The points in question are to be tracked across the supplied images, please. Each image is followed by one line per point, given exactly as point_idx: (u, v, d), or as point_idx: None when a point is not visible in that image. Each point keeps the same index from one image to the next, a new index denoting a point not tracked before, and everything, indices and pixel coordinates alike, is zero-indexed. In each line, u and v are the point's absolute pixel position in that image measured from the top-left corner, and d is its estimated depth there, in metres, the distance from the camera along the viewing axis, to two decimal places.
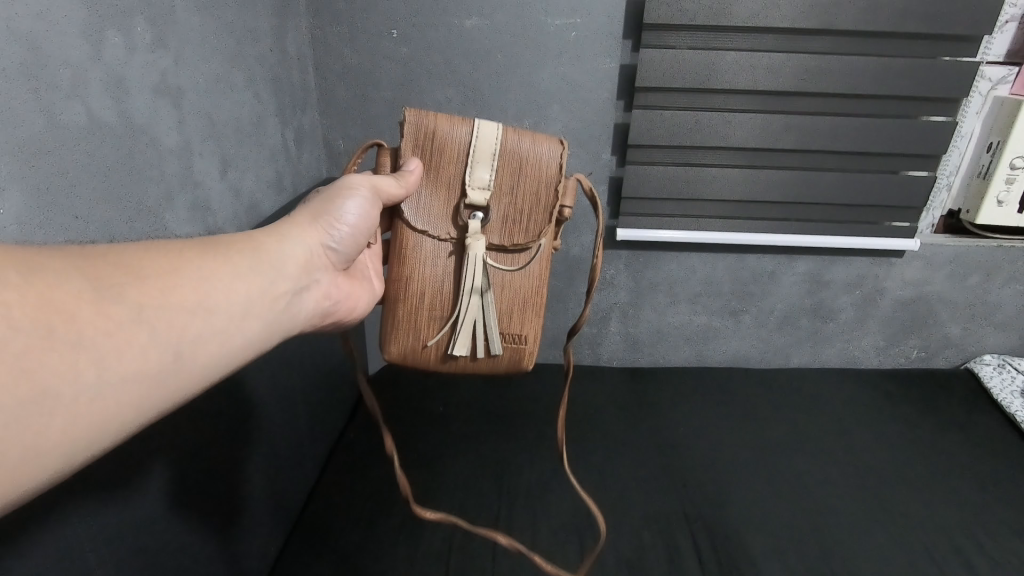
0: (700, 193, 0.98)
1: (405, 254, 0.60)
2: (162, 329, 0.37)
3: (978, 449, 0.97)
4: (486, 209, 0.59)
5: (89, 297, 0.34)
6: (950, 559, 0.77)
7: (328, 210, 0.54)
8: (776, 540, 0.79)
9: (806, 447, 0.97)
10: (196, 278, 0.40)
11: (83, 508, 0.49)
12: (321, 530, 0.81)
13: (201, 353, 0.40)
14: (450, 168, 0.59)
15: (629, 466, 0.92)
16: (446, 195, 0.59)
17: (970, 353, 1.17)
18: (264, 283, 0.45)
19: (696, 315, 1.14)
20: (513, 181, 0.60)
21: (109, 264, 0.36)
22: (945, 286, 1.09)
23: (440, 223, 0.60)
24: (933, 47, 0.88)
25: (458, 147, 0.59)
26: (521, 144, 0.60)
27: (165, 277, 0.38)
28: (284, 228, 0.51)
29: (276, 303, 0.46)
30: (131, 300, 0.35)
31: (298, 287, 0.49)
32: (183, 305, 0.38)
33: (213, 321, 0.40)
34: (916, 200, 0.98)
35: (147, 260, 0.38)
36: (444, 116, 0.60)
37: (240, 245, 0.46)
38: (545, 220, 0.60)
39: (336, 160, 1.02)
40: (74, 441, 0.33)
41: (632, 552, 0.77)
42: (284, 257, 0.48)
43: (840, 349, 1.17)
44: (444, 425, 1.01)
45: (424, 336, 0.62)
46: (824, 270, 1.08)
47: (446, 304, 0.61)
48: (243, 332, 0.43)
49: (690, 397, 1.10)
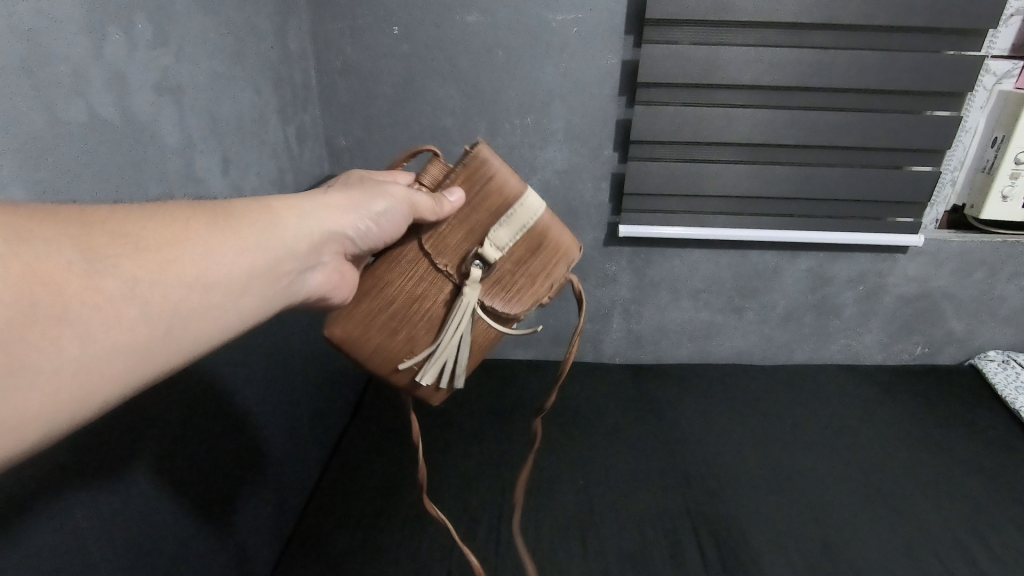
0: (702, 189, 0.98)
1: (400, 262, 0.55)
2: (153, 303, 0.34)
3: (983, 445, 0.96)
4: (490, 266, 0.54)
5: (79, 269, 0.31)
6: (954, 555, 0.77)
7: (366, 198, 0.50)
8: (779, 536, 0.79)
9: (810, 443, 0.97)
10: (198, 250, 0.37)
11: (80, 501, 0.49)
12: (324, 525, 0.81)
13: (195, 329, 0.37)
14: (483, 214, 0.54)
15: (631, 463, 0.92)
16: (469, 233, 0.54)
17: (975, 349, 1.17)
18: (271, 260, 0.42)
19: (698, 312, 1.14)
20: (525, 256, 0.55)
21: (106, 233, 0.33)
22: (949, 282, 1.09)
23: (448, 257, 0.55)
24: (937, 41, 0.87)
25: (506, 199, 0.54)
26: (551, 231, 0.56)
27: (164, 248, 0.35)
28: (313, 201, 0.48)
29: (279, 280, 0.43)
30: (124, 272, 0.33)
31: (305, 264, 0.45)
32: (180, 280, 0.35)
33: (211, 296, 0.37)
34: (919, 195, 0.97)
35: (146, 229, 0.35)
36: (507, 168, 0.55)
37: (252, 214, 0.42)
38: (530, 306, 0.56)
39: (338, 158, 1.02)
40: (55, 414, 0.30)
41: (635, 549, 0.77)
42: (298, 233, 0.45)
43: (843, 345, 1.17)
44: (447, 423, 1.01)
45: (371, 337, 0.56)
46: (827, 266, 1.08)
47: (412, 321, 0.56)
48: (241, 309, 0.40)
49: (693, 394, 1.09)
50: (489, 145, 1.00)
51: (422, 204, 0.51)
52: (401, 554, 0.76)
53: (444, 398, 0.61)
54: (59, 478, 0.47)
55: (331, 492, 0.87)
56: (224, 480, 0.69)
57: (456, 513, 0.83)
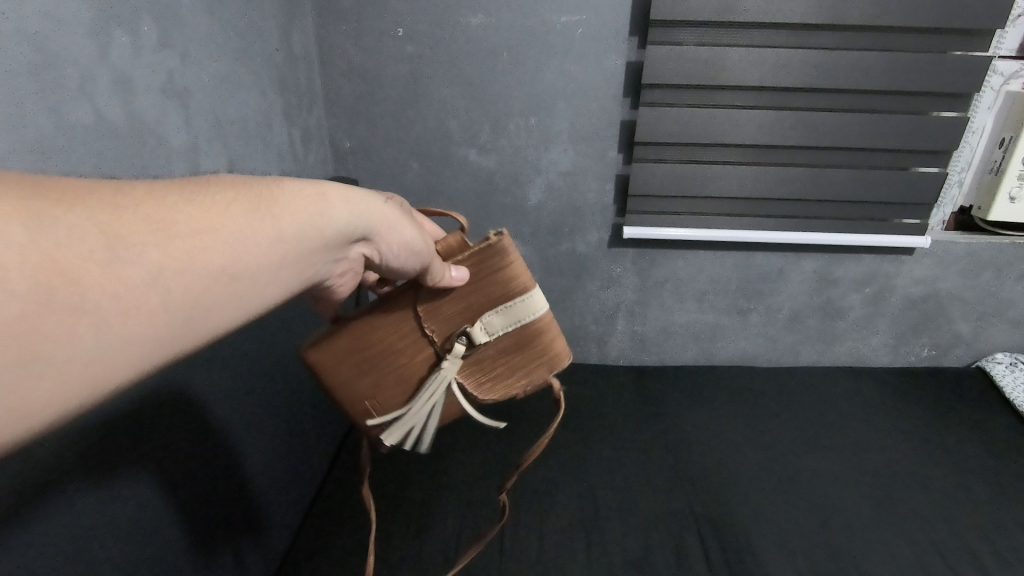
0: (707, 190, 0.98)
1: (392, 314, 0.55)
2: (178, 294, 0.30)
3: (991, 448, 0.95)
4: (473, 349, 0.55)
5: (101, 256, 0.27)
6: (962, 560, 0.76)
7: (410, 225, 0.46)
8: (786, 540, 0.78)
9: (817, 446, 0.96)
10: (229, 236, 0.32)
11: (84, 503, 0.50)
12: (330, 526, 0.82)
13: (216, 320, 0.32)
14: (484, 297, 0.54)
15: (636, 466, 0.92)
16: (465, 310, 0.55)
17: (982, 352, 1.16)
18: (302, 251, 0.37)
19: (703, 313, 1.14)
20: (508, 348, 0.57)
21: (136, 216, 0.29)
22: (956, 284, 1.08)
23: (439, 327, 0.55)
24: (945, 42, 0.86)
25: (510, 292, 0.54)
26: (543, 335, 0.57)
27: (196, 234, 0.31)
28: (359, 198, 0.42)
29: (306, 271, 0.38)
30: (150, 260, 0.29)
31: (332, 257, 0.41)
32: (207, 269, 0.31)
33: (237, 287, 0.33)
34: (926, 195, 0.97)
35: (179, 212, 0.31)
36: (522, 262, 0.55)
37: (293, 200, 0.37)
38: (499, 395, 0.58)
39: (343, 159, 1.03)
40: (64, 407, 0.27)
41: (640, 552, 0.77)
42: (337, 227, 0.40)
43: (849, 348, 1.17)
44: (450, 426, 1.01)
45: (342, 374, 0.57)
46: (833, 268, 1.07)
47: (386, 372, 0.57)
48: (265, 299, 0.35)
49: (698, 396, 1.09)
50: (494, 147, 1.00)
51: (431, 276, 0.50)
52: (405, 553, 0.77)
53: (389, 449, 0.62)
54: (64, 480, 0.47)
55: (337, 497, 0.88)
56: (229, 481, 0.69)
57: (459, 517, 0.83)
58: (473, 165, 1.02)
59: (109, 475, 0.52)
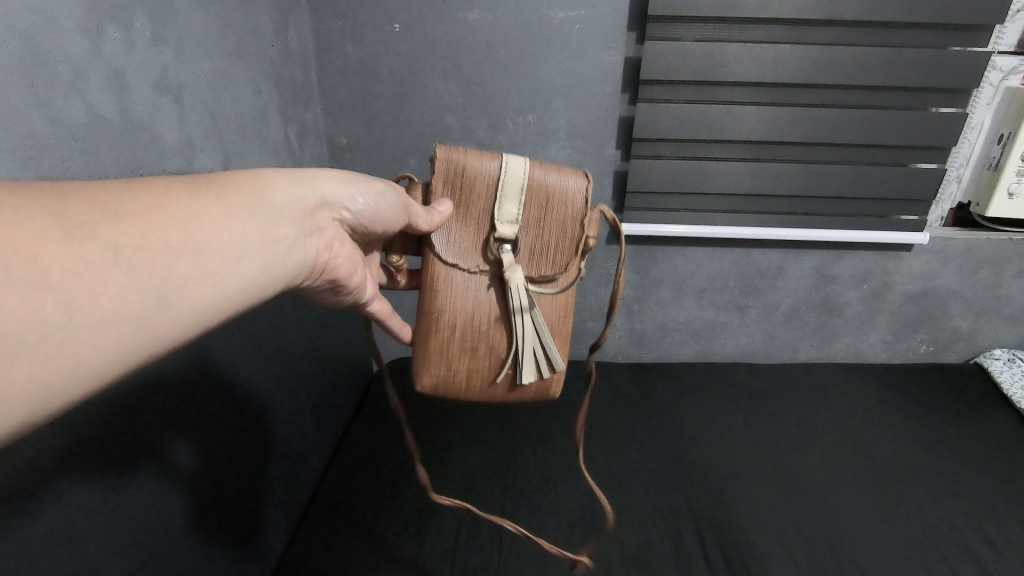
0: (706, 186, 0.97)
1: (436, 284, 0.58)
2: (143, 269, 0.30)
3: (989, 443, 0.96)
4: (515, 242, 0.57)
5: (53, 236, 0.27)
6: (960, 557, 0.76)
7: (364, 179, 0.51)
8: (784, 537, 0.78)
9: (814, 443, 0.96)
10: (184, 216, 0.33)
11: (76, 502, 0.49)
12: (332, 517, 0.82)
13: (192, 298, 0.33)
14: (482, 205, 0.57)
15: (635, 463, 0.92)
16: (477, 228, 0.57)
17: (980, 348, 1.16)
18: (263, 225, 0.39)
19: (702, 310, 1.14)
20: (540, 216, 0.58)
21: (80, 201, 0.29)
22: (953, 281, 1.08)
23: (472, 257, 0.58)
24: (943, 37, 0.86)
25: (490, 180, 0.57)
26: (546, 177, 0.58)
27: (147, 213, 0.32)
28: (307, 171, 0.47)
29: (275, 246, 0.40)
30: (107, 239, 0.29)
31: (301, 229, 0.43)
32: (166, 246, 0.31)
33: (205, 262, 0.33)
34: (924, 192, 0.97)
35: (126, 196, 0.31)
36: (473, 150, 0.58)
37: (238, 184, 0.39)
38: (571, 257, 0.59)
39: (340, 157, 1.02)
40: (44, 389, 0.26)
41: (638, 549, 0.76)
42: (291, 199, 0.43)
43: (847, 344, 1.17)
44: (447, 424, 1.00)
45: (460, 368, 0.60)
46: (831, 264, 1.07)
47: (484, 334, 0.59)
48: (239, 276, 0.36)
49: (697, 393, 1.09)
50: (491, 144, 1.00)
51: (420, 218, 0.53)
52: (407, 547, 0.77)
53: (558, 381, 0.63)
54: (52, 478, 0.46)
55: (333, 494, 0.87)
56: (229, 477, 0.69)
57: (458, 515, 0.82)
58: None
59: (101, 472, 0.51)
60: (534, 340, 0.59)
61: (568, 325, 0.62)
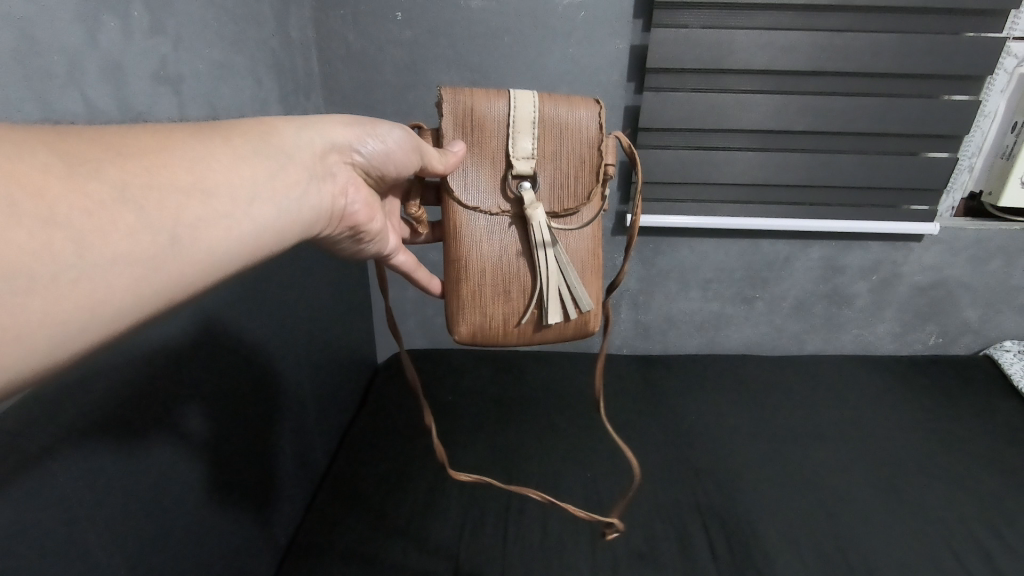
0: (713, 177, 0.96)
1: (458, 230, 0.57)
2: (152, 208, 0.29)
3: (998, 435, 0.95)
4: (534, 179, 0.57)
5: (59, 172, 0.26)
6: (971, 553, 0.75)
7: (371, 122, 0.50)
8: (791, 531, 0.78)
9: (821, 436, 0.95)
10: (190, 157, 0.33)
11: (86, 490, 0.47)
12: (341, 499, 0.82)
13: (208, 239, 0.32)
14: (496, 143, 0.56)
15: (640, 455, 0.91)
16: (493, 169, 0.57)
17: (990, 339, 1.15)
18: (272, 169, 0.38)
19: (708, 301, 1.13)
20: (556, 149, 0.58)
21: (83, 139, 0.29)
22: (963, 272, 1.07)
23: (492, 197, 0.57)
24: (956, 22, 0.84)
25: (500, 119, 0.56)
26: (557, 110, 0.57)
27: (152, 154, 0.31)
28: (311, 117, 0.46)
29: (287, 190, 0.39)
30: (113, 176, 0.28)
31: (312, 174, 0.42)
32: (176, 186, 0.31)
33: (216, 204, 0.33)
34: (935, 181, 0.95)
35: (129, 138, 0.31)
36: (478, 91, 0.57)
37: (243, 128, 0.39)
38: (592, 184, 0.59)
39: None
40: (60, 327, 0.26)
41: (644, 542, 0.76)
42: (298, 144, 0.42)
43: (855, 335, 1.16)
44: (454, 413, 1.00)
45: (495, 314, 0.60)
46: (840, 256, 1.06)
47: (512, 276, 0.59)
48: (253, 219, 0.36)
49: (703, 384, 1.08)
50: None
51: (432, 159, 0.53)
52: (414, 528, 0.76)
53: (595, 316, 0.62)
54: (65, 453, 0.45)
55: (342, 475, 0.86)
56: (239, 457, 0.69)
57: (465, 501, 0.81)
58: None
59: (113, 449, 0.50)
60: (560, 280, 0.58)
61: (596, 261, 0.61)
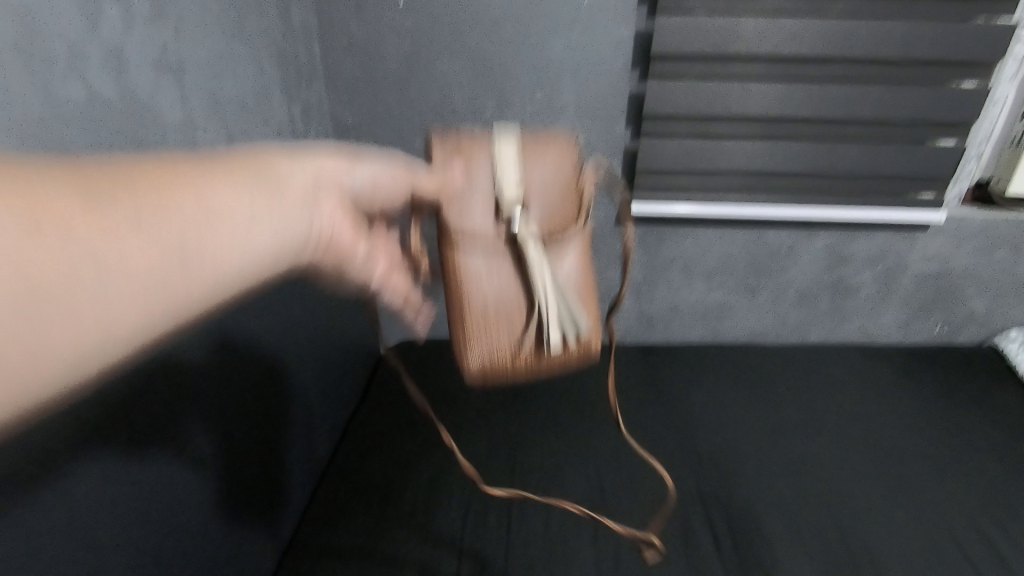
0: (717, 165, 0.95)
1: (458, 271, 0.57)
2: (162, 235, 0.30)
3: (1002, 426, 0.94)
4: (525, 216, 0.56)
5: (74, 198, 0.27)
6: (975, 546, 0.75)
7: (362, 152, 0.49)
8: (793, 522, 0.78)
9: (823, 427, 0.95)
10: (198, 181, 0.33)
11: (82, 491, 0.49)
12: (340, 495, 0.82)
13: (214, 264, 0.33)
14: (486, 185, 0.56)
15: (640, 445, 0.91)
16: (485, 209, 0.56)
17: (997, 329, 1.14)
18: (276, 194, 0.38)
19: (711, 291, 1.12)
20: (543, 185, 0.57)
21: (95, 165, 0.29)
22: (969, 261, 1.06)
23: (488, 236, 0.56)
24: (965, 8, 0.83)
25: (488, 159, 0.56)
26: (539, 146, 0.57)
27: (163, 177, 0.31)
28: (305, 146, 0.45)
29: (290, 216, 0.39)
30: (125, 200, 0.29)
31: (315, 199, 0.42)
32: (186, 210, 0.31)
33: (223, 231, 0.33)
34: (941, 170, 0.94)
35: (141, 163, 0.31)
36: (461, 134, 0.57)
37: (248, 156, 0.39)
38: (579, 214, 0.59)
39: (345, 137, 1.01)
40: (73, 352, 0.27)
41: (644, 532, 0.76)
42: (300, 171, 0.42)
43: (859, 325, 1.15)
44: (455, 405, 1.00)
45: (504, 351, 0.58)
46: (844, 245, 1.06)
47: (516, 310, 0.58)
48: (259, 245, 0.36)
49: (705, 374, 1.08)
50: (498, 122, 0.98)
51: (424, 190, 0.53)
52: (411, 527, 0.76)
53: (599, 343, 0.61)
54: (60, 461, 0.46)
55: (340, 471, 0.86)
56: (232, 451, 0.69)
57: (463, 495, 0.81)
58: None
59: (105, 445, 0.50)
60: (562, 311, 0.57)
61: (591, 287, 0.61)
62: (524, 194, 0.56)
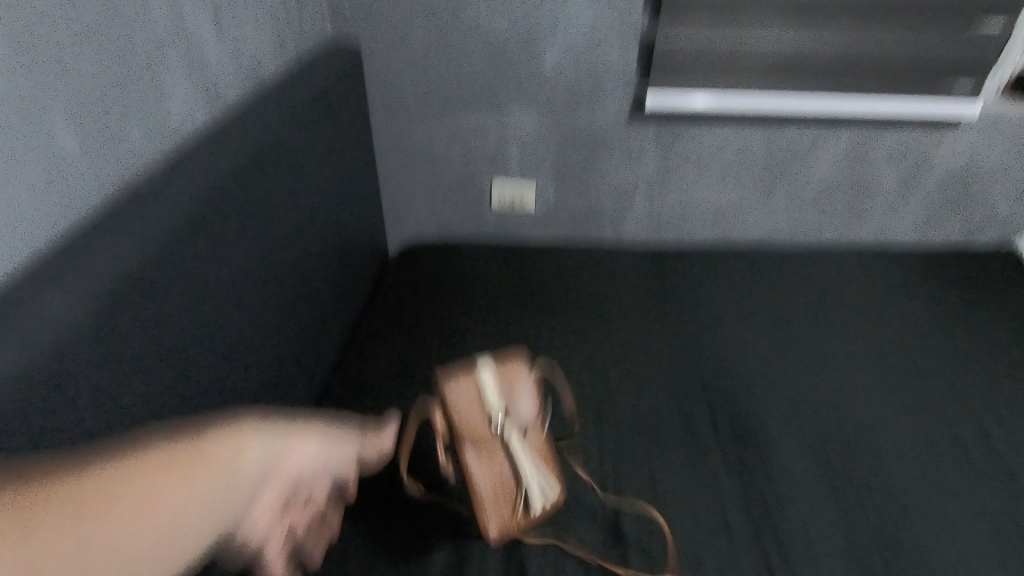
0: (739, 57, 0.92)
1: (461, 459, 0.60)
2: (114, 569, 0.34)
3: (1010, 325, 0.95)
4: (507, 412, 0.61)
5: (22, 537, 0.31)
6: (972, 440, 0.77)
7: (323, 430, 0.50)
8: (795, 416, 0.80)
9: (830, 326, 0.96)
10: (162, 495, 0.37)
11: (126, 391, 0.47)
12: (357, 382, 0.83)
13: (166, 564, 0.36)
14: (477, 419, 0.60)
15: (644, 341, 0.92)
16: (468, 435, 0.60)
17: (1016, 231, 1.12)
18: (230, 489, 0.40)
19: (727, 189, 1.09)
20: (516, 391, 0.62)
21: (38, 510, 0.32)
22: (1001, 158, 1.02)
23: (474, 427, 0.60)
24: None
25: (469, 382, 0.60)
26: (508, 368, 0.61)
27: (119, 503, 0.35)
28: (276, 433, 0.45)
29: (244, 514, 0.42)
30: (69, 538, 0.32)
31: (274, 460, 0.44)
32: (149, 532, 0.35)
33: (173, 539, 0.37)
34: (976, 58, 0.90)
35: (96, 480, 0.35)
36: (443, 368, 0.60)
37: (201, 429, 0.41)
38: (539, 387, 0.65)
39: (342, 22, 0.96)
40: None
41: (650, 420, 0.79)
42: (264, 448, 0.44)
43: (875, 226, 1.13)
44: (467, 296, 1.00)
45: (498, 521, 0.62)
46: (869, 140, 1.02)
47: (507, 485, 0.62)
48: (203, 540, 0.39)
49: (717, 274, 1.07)
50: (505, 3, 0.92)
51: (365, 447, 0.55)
52: (427, 412, 0.79)
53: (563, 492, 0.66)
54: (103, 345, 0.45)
55: (355, 360, 0.87)
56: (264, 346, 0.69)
57: None
58: (482, 27, 0.95)
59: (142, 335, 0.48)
60: (535, 471, 0.62)
61: (551, 453, 0.66)
62: (507, 404, 0.61)
